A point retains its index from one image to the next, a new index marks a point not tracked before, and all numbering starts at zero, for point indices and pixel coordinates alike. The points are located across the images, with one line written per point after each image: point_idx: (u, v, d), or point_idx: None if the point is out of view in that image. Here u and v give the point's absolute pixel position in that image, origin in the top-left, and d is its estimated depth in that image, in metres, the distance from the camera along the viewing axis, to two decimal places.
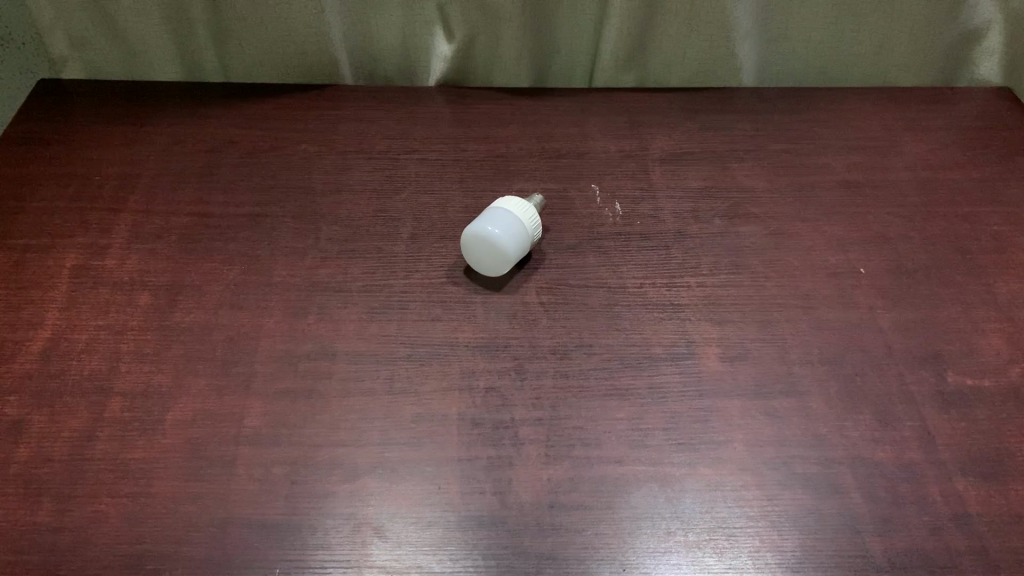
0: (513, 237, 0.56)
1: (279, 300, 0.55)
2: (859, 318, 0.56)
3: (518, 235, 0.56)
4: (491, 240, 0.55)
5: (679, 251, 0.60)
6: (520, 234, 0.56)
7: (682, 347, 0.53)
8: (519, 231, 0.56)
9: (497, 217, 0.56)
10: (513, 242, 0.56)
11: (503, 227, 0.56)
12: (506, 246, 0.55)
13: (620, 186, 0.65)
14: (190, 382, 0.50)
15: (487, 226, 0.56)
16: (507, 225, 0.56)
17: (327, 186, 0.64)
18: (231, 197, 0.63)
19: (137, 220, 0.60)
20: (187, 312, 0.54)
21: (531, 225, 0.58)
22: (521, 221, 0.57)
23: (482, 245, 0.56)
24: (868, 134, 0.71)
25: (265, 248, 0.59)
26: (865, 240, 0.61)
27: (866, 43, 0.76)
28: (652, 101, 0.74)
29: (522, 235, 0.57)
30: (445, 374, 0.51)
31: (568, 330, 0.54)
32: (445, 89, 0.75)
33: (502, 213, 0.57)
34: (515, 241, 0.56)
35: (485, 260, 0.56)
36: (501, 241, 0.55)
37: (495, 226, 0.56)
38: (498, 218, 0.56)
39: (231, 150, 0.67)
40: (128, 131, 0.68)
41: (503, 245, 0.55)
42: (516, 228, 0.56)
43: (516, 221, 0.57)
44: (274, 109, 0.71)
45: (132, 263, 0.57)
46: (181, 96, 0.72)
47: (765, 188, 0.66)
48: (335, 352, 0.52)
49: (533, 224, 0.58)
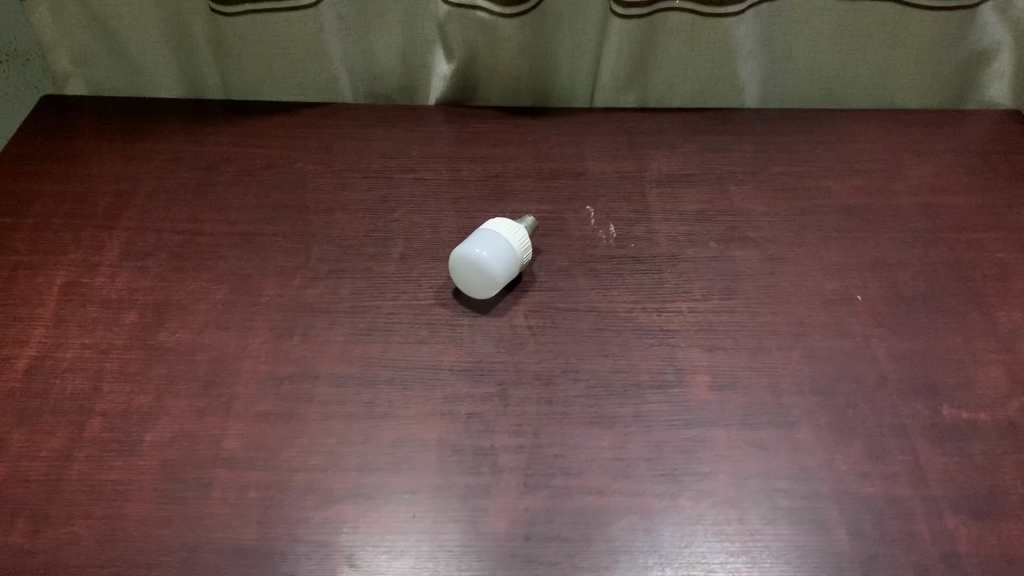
0: (500, 260, 0.55)
1: (266, 320, 0.55)
2: (853, 347, 0.55)
3: (506, 257, 0.56)
4: (477, 262, 0.55)
5: (672, 274, 0.59)
6: (509, 256, 0.56)
7: (670, 374, 0.53)
8: (508, 254, 0.56)
9: (485, 239, 0.56)
10: (500, 266, 0.55)
11: (491, 250, 0.55)
12: (492, 270, 0.55)
13: (616, 208, 0.65)
14: (170, 403, 0.50)
15: (475, 249, 0.55)
16: (494, 248, 0.56)
17: (321, 205, 0.64)
18: (225, 215, 0.63)
19: (130, 237, 0.60)
20: (172, 332, 0.54)
21: (521, 248, 0.57)
22: (510, 243, 0.56)
23: (469, 267, 0.55)
24: (871, 157, 0.70)
25: (254, 267, 0.59)
26: (863, 267, 0.60)
27: (872, 64, 0.74)
28: (652, 122, 0.73)
29: (511, 257, 0.56)
30: (427, 399, 0.51)
31: (554, 355, 0.53)
32: (444, 108, 0.74)
33: (491, 235, 0.57)
34: (502, 264, 0.55)
35: (472, 283, 0.56)
36: (489, 263, 0.55)
37: (483, 249, 0.55)
38: (486, 240, 0.56)
39: (227, 168, 0.67)
40: (126, 147, 0.68)
41: (490, 268, 0.55)
42: (505, 251, 0.56)
43: (505, 243, 0.56)
44: (272, 127, 0.71)
45: (121, 281, 0.57)
46: (181, 112, 0.72)
47: (763, 212, 0.64)
48: (318, 374, 0.52)
49: (522, 246, 0.57)
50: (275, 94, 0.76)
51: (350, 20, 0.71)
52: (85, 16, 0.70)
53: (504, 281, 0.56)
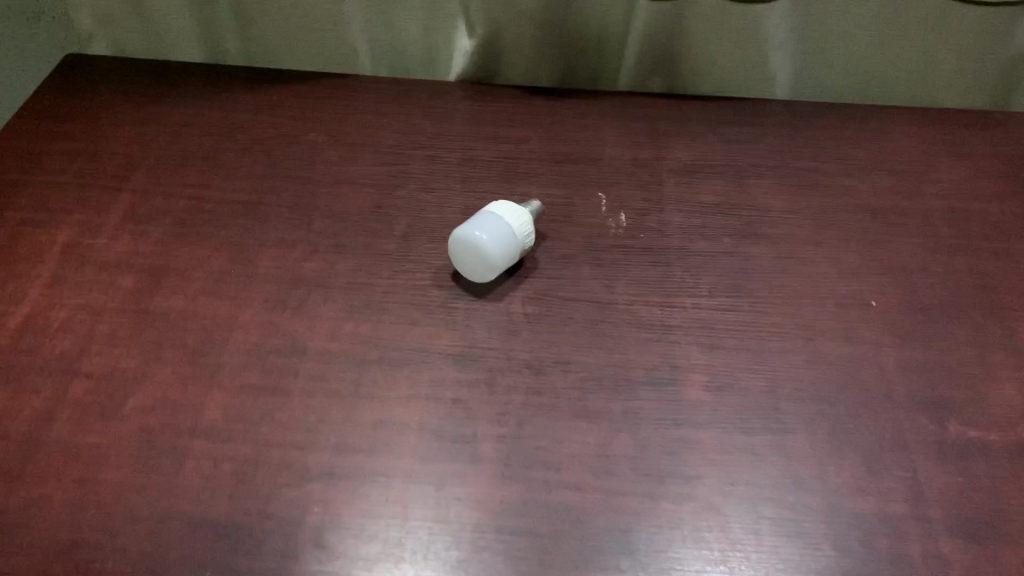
0: (500, 244, 0.54)
1: (260, 292, 0.54)
2: (861, 355, 0.52)
3: (506, 242, 0.54)
4: (477, 244, 0.54)
5: (679, 268, 0.57)
6: (510, 240, 0.55)
7: (665, 372, 0.51)
8: (509, 238, 0.55)
9: (487, 222, 0.55)
10: (499, 250, 0.54)
11: (491, 234, 0.54)
12: (490, 253, 0.54)
13: (629, 196, 0.63)
14: (156, 370, 0.49)
15: (476, 230, 0.54)
16: (495, 231, 0.54)
17: (329, 178, 0.63)
18: (231, 183, 0.62)
19: (135, 199, 0.60)
20: (166, 297, 0.54)
21: (523, 232, 0.56)
22: (512, 227, 0.55)
23: (468, 249, 0.54)
24: (902, 157, 0.67)
25: (255, 237, 0.58)
26: (882, 272, 0.58)
27: (912, 59, 0.71)
28: (676, 109, 0.71)
29: (512, 242, 0.55)
30: (413, 382, 0.50)
31: (548, 345, 0.52)
32: (464, 84, 0.73)
33: (493, 218, 0.55)
34: (501, 248, 0.54)
35: (469, 265, 0.55)
36: (488, 246, 0.54)
37: (483, 231, 0.54)
38: (488, 223, 0.55)
39: (239, 135, 0.66)
40: (141, 110, 0.68)
41: (489, 251, 0.54)
42: (505, 235, 0.55)
43: (507, 227, 0.55)
44: (288, 96, 0.70)
45: (122, 244, 0.57)
46: (199, 77, 0.72)
47: (781, 208, 0.62)
48: (306, 349, 0.51)
49: (525, 231, 0.56)
50: (295, 63, 0.75)
51: None
52: None
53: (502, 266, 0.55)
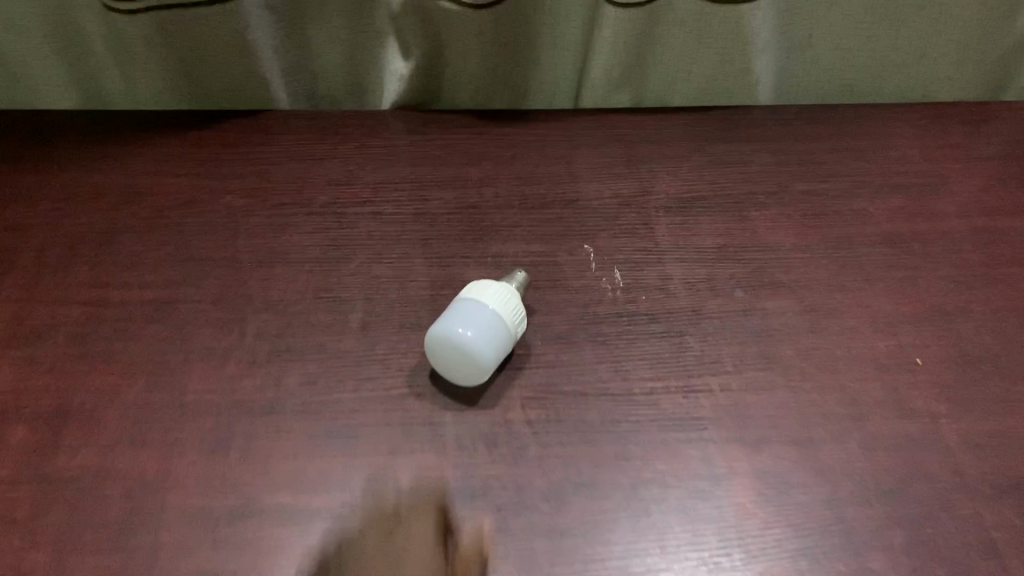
0: (488, 339, 0.44)
1: (195, 431, 0.43)
2: (920, 432, 0.45)
3: (494, 333, 0.45)
4: (461, 344, 0.44)
5: (695, 338, 0.49)
6: (499, 331, 0.45)
7: (707, 484, 0.43)
8: (497, 328, 0.45)
9: (467, 312, 0.45)
10: (487, 346, 0.44)
11: (476, 328, 0.44)
12: (478, 352, 0.44)
13: (620, 246, 0.54)
14: (74, 564, 0.38)
15: (458, 326, 0.44)
16: (479, 324, 0.44)
17: (257, 255, 0.52)
18: (136, 275, 0.50)
19: (15, 312, 0.48)
20: (73, 453, 0.42)
21: (514, 320, 0.46)
22: (498, 313, 0.45)
23: (451, 351, 0.44)
24: (909, 167, 0.59)
25: (177, 349, 0.47)
26: (919, 319, 0.50)
27: (904, 51, 0.63)
28: (652, 127, 0.62)
29: (501, 331, 0.45)
30: (408, 536, 0.40)
31: (563, 463, 0.43)
32: (402, 115, 0.62)
33: (473, 306, 0.45)
34: (490, 343, 0.44)
35: (455, 369, 0.45)
36: (474, 345, 0.44)
37: (467, 325, 0.44)
38: (468, 314, 0.45)
39: (138, 208, 0.54)
40: (6, 182, 0.55)
41: (476, 351, 0.44)
42: (492, 325, 0.45)
43: (492, 314, 0.45)
44: (192, 148, 0.58)
45: (4, 379, 0.45)
46: (76, 129, 0.59)
47: (793, 246, 0.54)
48: (266, 508, 0.40)
49: (513, 313, 0.46)
50: (194, 101, 0.62)
51: (283, 12, 0.58)
52: None
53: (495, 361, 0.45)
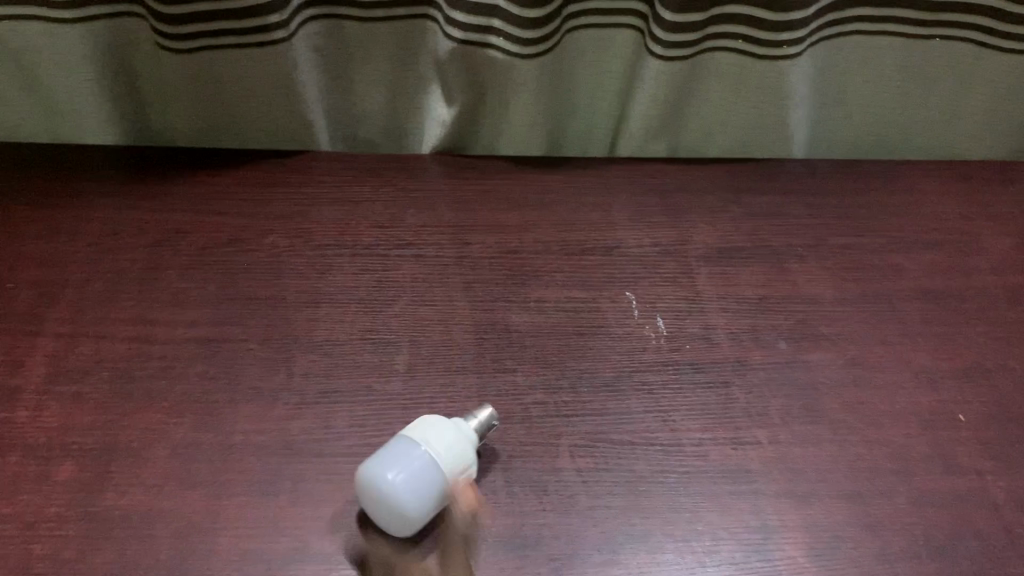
0: (426, 493, 0.39)
1: (244, 471, 0.43)
2: (967, 488, 0.45)
3: (439, 489, 0.40)
4: (395, 501, 0.38)
5: (742, 389, 0.49)
6: (440, 486, 0.40)
7: (759, 537, 0.42)
8: (436, 477, 0.40)
9: (396, 450, 0.40)
10: (426, 501, 0.39)
11: (409, 470, 0.39)
12: (414, 507, 0.39)
13: (661, 295, 0.54)
14: None
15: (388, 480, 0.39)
16: (416, 469, 0.39)
17: (302, 295, 0.52)
18: (180, 313, 0.50)
19: (60, 348, 0.47)
20: (122, 493, 0.42)
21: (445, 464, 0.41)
22: (439, 460, 0.40)
23: (381, 505, 0.39)
24: (940, 224, 0.60)
25: (223, 388, 0.46)
26: (958, 376, 0.51)
27: (932, 111, 0.65)
28: (688, 178, 0.63)
29: (463, 458, 0.41)
30: None
31: (615, 515, 0.43)
32: (442, 160, 0.62)
33: (409, 444, 0.40)
34: (428, 497, 0.39)
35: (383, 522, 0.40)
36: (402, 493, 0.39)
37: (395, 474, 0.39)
38: (401, 451, 0.40)
39: (180, 246, 0.54)
40: (49, 215, 0.55)
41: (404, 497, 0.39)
42: (432, 477, 0.40)
43: (431, 462, 0.40)
44: (235, 187, 0.58)
45: (50, 415, 0.44)
46: (119, 165, 0.59)
47: (833, 299, 0.55)
48: (317, 553, 0.40)
49: (460, 464, 0.41)
50: (235, 141, 0.63)
51: (329, 54, 0.59)
52: None
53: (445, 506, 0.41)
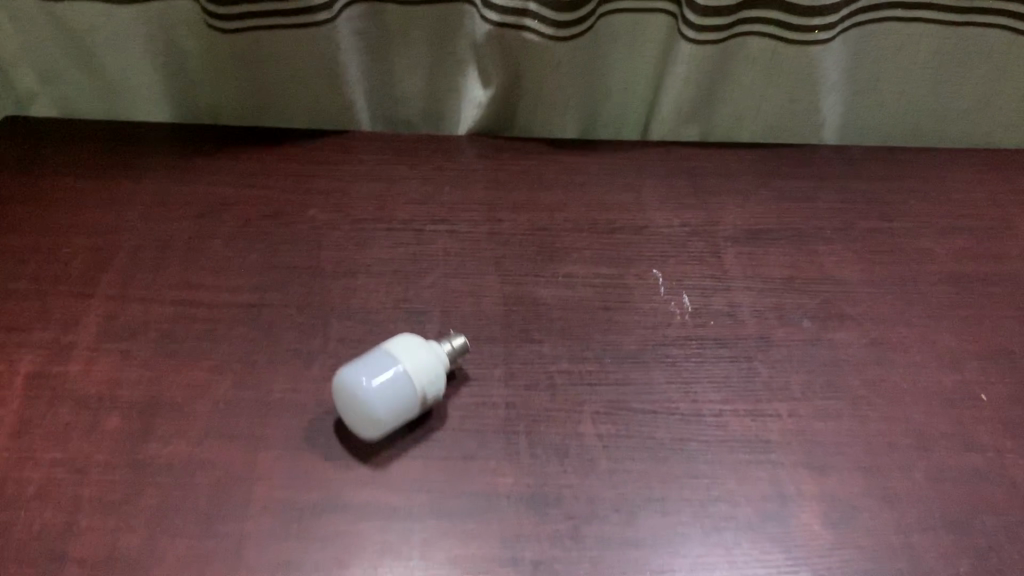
0: (395, 401, 0.43)
1: (280, 427, 0.45)
2: (987, 466, 0.46)
3: (408, 400, 0.43)
4: (365, 404, 0.42)
5: (764, 365, 0.50)
6: (409, 398, 0.43)
7: (775, 504, 0.43)
8: (406, 390, 0.43)
9: (373, 362, 0.43)
10: (395, 408, 0.43)
11: (382, 379, 0.42)
12: (382, 412, 0.42)
13: (688, 273, 0.55)
14: (164, 548, 0.40)
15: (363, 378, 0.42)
16: (388, 379, 0.43)
17: (339, 265, 0.54)
18: (224, 280, 0.52)
19: (111, 309, 0.50)
20: (166, 443, 0.44)
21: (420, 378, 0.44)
22: (411, 374, 0.43)
23: (352, 407, 0.42)
24: (972, 210, 0.60)
25: (263, 350, 0.48)
26: (983, 357, 0.51)
27: (967, 99, 0.65)
28: (719, 162, 0.64)
29: (434, 375, 0.44)
30: (481, 539, 0.41)
31: (634, 478, 0.44)
32: (478, 141, 0.64)
33: (386, 357, 0.44)
34: (397, 405, 0.43)
35: (354, 425, 0.43)
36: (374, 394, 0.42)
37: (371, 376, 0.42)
38: (377, 363, 0.43)
39: (225, 217, 0.56)
40: (104, 187, 0.58)
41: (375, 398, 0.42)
42: (402, 388, 0.43)
43: (403, 374, 0.43)
44: (279, 163, 0.61)
45: (100, 370, 0.47)
46: (170, 142, 0.62)
47: (859, 280, 0.55)
48: (347, 505, 0.42)
49: (430, 381, 0.44)
50: (280, 121, 0.65)
51: (371, 37, 0.61)
52: (55, 28, 0.60)
53: (411, 416, 0.44)
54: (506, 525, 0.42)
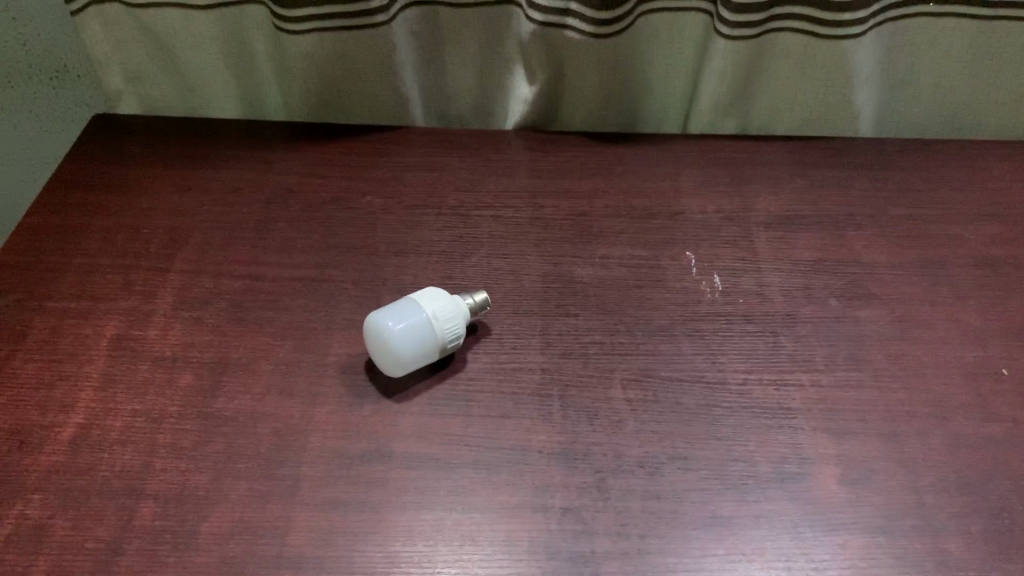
0: (416, 343, 0.48)
1: (334, 386, 0.49)
2: (1004, 434, 0.47)
3: (427, 343, 0.48)
4: (389, 343, 0.47)
5: (789, 339, 0.52)
6: (429, 342, 0.48)
7: (793, 464, 0.46)
8: (426, 334, 0.48)
9: (400, 308, 0.49)
10: (416, 350, 0.48)
11: (405, 324, 0.48)
12: (404, 351, 0.47)
13: (720, 255, 0.58)
14: (230, 487, 0.44)
15: (389, 322, 0.48)
16: (411, 323, 0.48)
17: (392, 246, 0.58)
18: (287, 257, 0.57)
19: (186, 281, 0.55)
20: (231, 398, 0.49)
21: (443, 326, 0.49)
22: (433, 321, 0.48)
23: (378, 345, 0.48)
24: (1005, 199, 0.62)
25: (321, 319, 0.53)
26: (1007, 335, 0.53)
27: (1003, 91, 0.66)
28: (755, 154, 0.66)
29: (454, 324, 0.49)
30: (515, 488, 0.44)
31: (659, 437, 0.47)
32: (524, 135, 0.68)
33: (411, 305, 0.49)
34: (417, 347, 0.48)
35: (381, 363, 0.48)
36: (398, 337, 0.47)
37: (395, 320, 0.48)
38: (403, 310, 0.48)
39: (290, 203, 0.61)
40: (181, 176, 0.63)
41: (398, 342, 0.47)
42: (423, 331, 0.48)
43: (426, 321, 0.48)
44: (339, 154, 0.66)
45: (175, 334, 0.52)
46: (241, 136, 0.67)
47: (887, 263, 0.57)
48: (392, 454, 0.46)
49: (449, 329, 0.49)
50: (340, 116, 0.70)
51: (425, 38, 0.66)
52: (140, 33, 0.66)
53: (432, 358, 0.49)
54: (541, 476, 0.45)
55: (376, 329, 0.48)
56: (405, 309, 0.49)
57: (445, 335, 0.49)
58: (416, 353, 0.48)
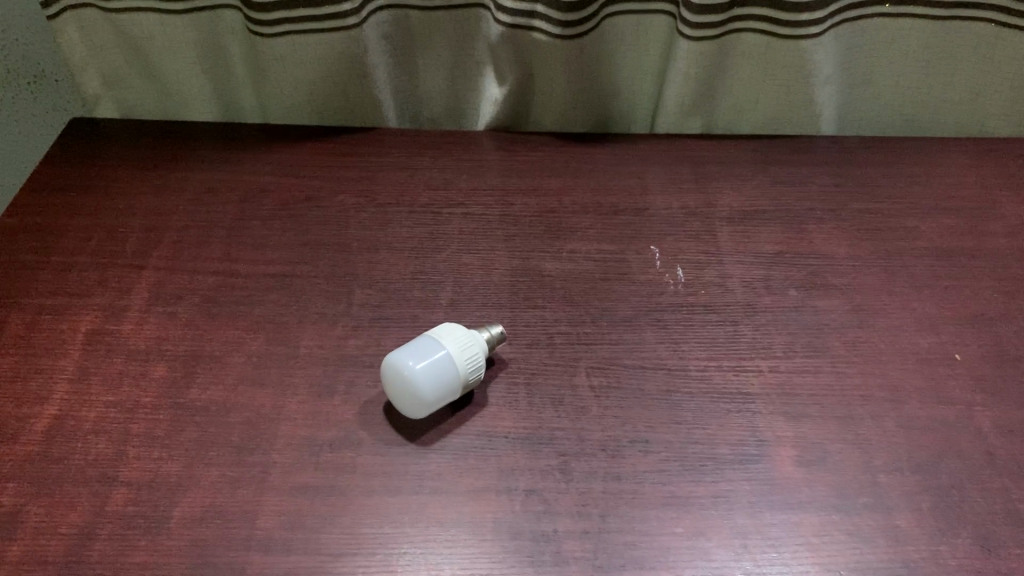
0: (438, 381, 0.46)
1: (305, 376, 0.50)
2: (955, 415, 0.49)
3: (450, 380, 0.47)
4: (411, 382, 0.46)
5: (749, 327, 0.54)
6: (451, 379, 0.47)
7: (751, 447, 0.47)
8: (449, 372, 0.47)
9: (419, 347, 0.47)
10: (439, 387, 0.46)
11: (426, 361, 0.46)
12: (428, 391, 0.46)
13: (684, 249, 0.59)
14: (201, 474, 0.45)
15: (409, 361, 0.46)
16: (431, 361, 0.47)
17: (364, 242, 0.59)
18: (260, 254, 0.58)
19: (161, 278, 0.56)
20: (204, 389, 0.50)
21: (464, 363, 0.47)
22: (453, 357, 0.47)
23: (401, 387, 0.46)
24: (962, 193, 0.64)
25: (294, 312, 0.54)
26: (961, 322, 0.54)
27: (960, 89, 0.68)
28: (720, 152, 0.68)
29: (474, 359, 0.48)
30: (481, 472, 0.46)
31: (621, 421, 0.48)
32: (495, 136, 0.70)
33: (430, 343, 0.48)
34: (441, 384, 0.46)
35: (403, 405, 0.47)
36: (420, 376, 0.46)
37: (416, 360, 0.46)
38: (422, 348, 0.47)
39: (264, 202, 0.62)
40: (157, 177, 0.64)
41: (421, 381, 0.46)
42: (445, 370, 0.47)
43: (445, 357, 0.47)
44: (313, 154, 0.67)
45: (150, 328, 0.53)
46: (217, 138, 0.68)
47: (846, 256, 0.59)
48: (361, 441, 0.47)
49: (471, 364, 0.48)
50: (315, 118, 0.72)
51: (397, 40, 0.67)
52: (116, 37, 0.67)
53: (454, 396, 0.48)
54: (505, 460, 0.46)
55: (398, 371, 0.46)
56: (424, 348, 0.47)
57: (466, 371, 0.48)
58: (440, 391, 0.47)
